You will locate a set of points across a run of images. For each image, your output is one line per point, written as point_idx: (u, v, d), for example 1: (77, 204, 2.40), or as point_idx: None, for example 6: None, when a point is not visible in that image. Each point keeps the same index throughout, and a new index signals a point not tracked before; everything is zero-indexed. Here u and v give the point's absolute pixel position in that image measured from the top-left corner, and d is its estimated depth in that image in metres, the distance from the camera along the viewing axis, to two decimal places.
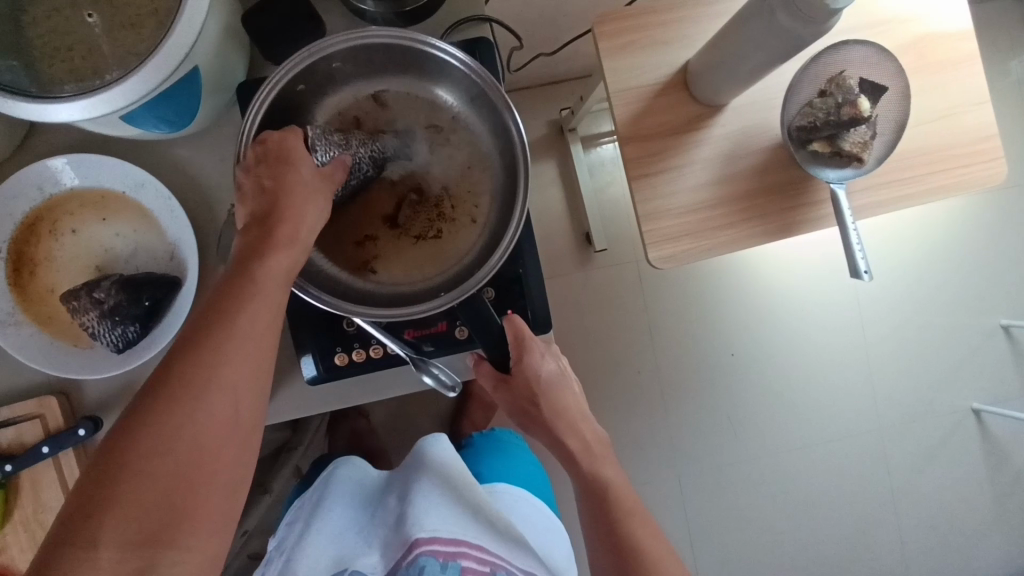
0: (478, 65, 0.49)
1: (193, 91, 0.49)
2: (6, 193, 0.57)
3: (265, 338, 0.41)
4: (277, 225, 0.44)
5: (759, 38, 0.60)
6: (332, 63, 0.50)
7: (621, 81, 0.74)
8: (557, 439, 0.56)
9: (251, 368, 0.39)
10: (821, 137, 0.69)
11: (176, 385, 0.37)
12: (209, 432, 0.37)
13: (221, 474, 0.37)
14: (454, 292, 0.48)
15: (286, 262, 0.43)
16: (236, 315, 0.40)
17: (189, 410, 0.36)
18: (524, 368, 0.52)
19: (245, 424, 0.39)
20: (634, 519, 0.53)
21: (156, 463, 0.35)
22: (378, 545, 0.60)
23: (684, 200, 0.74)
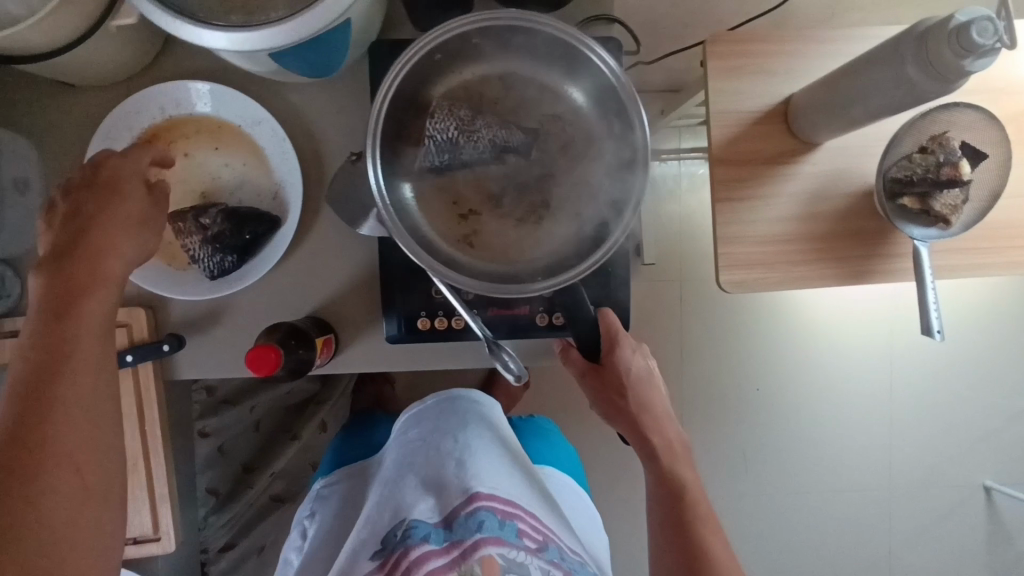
0: (616, 67, 0.50)
1: (340, 42, 0.50)
2: (131, 109, 0.58)
3: (96, 392, 0.47)
4: (92, 264, 0.49)
5: (881, 86, 0.60)
6: (472, 39, 0.52)
7: (722, 103, 0.75)
8: (641, 434, 0.57)
9: (84, 432, 0.45)
10: (914, 192, 0.69)
11: (16, 471, 0.42)
12: (62, 498, 0.43)
13: (82, 533, 0.44)
14: (550, 281, 0.50)
15: (102, 300, 0.49)
16: (66, 381, 0.46)
17: (35, 488, 0.43)
18: (616, 361, 0.55)
19: (93, 476, 0.45)
20: (706, 527, 0.55)
21: (15, 543, 0.41)
22: (433, 494, 0.62)
23: (764, 230, 0.75)
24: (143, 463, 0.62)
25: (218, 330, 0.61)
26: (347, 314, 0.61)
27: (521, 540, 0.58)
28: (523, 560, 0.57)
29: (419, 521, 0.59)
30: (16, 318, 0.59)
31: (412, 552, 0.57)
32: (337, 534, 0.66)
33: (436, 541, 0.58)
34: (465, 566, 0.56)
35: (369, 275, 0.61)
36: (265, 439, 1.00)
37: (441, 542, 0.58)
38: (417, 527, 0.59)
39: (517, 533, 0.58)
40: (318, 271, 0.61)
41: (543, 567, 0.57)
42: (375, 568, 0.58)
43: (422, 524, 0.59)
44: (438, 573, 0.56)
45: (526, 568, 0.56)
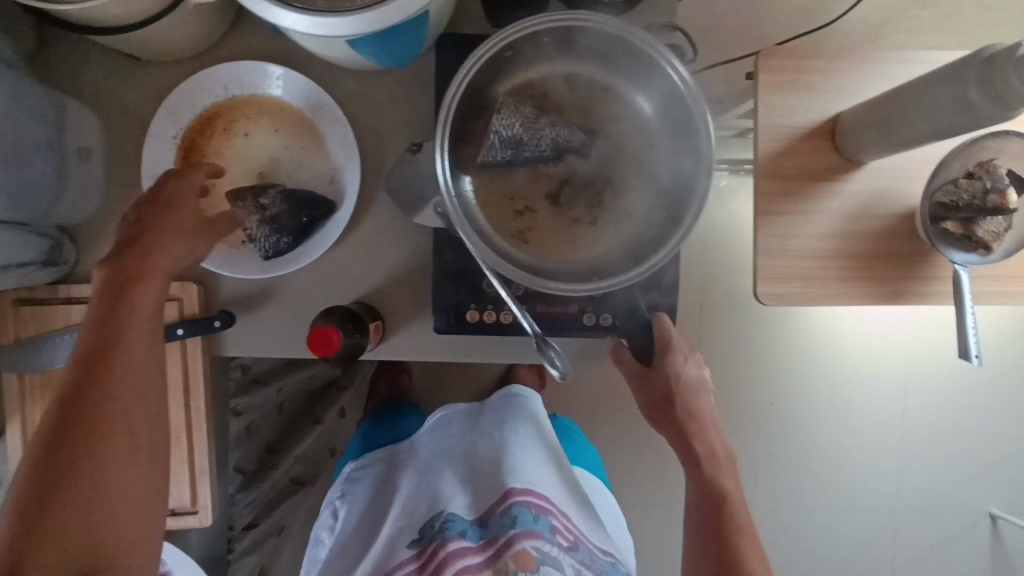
0: (690, 80, 0.49)
1: (417, 32, 0.50)
2: (197, 85, 0.59)
3: (148, 367, 0.48)
4: (145, 259, 0.49)
5: (938, 109, 0.61)
6: (544, 38, 0.51)
7: (771, 116, 0.75)
8: (686, 440, 0.58)
9: (138, 403, 0.47)
10: (958, 217, 0.70)
11: (70, 437, 0.44)
12: (113, 468, 0.45)
13: (128, 501, 0.45)
14: (605, 282, 0.50)
15: (154, 293, 0.49)
16: (119, 354, 0.46)
17: (91, 453, 0.44)
18: (666, 365, 0.56)
19: (143, 447, 0.47)
20: (746, 538, 0.55)
21: (74, 504, 0.43)
22: (470, 495, 0.65)
23: (803, 245, 0.76)
24: (186, 437, 0.63)
25: (268, 310, 0.62)
26: (397, 302, 0.62)
27: (554, 535, 0.60)
28: (557, 555, 0.58)
29: (455, 516, 0.62)
30: (72, 286, 0.60)
31: (448, 545, 0.60)
32: (367, 514, 0.68)
33: (472, 539, 0.61)
34: (499, 562, 0.58)
35: (420, 265, 0.62)
36: (288, 421, 1.01)
37: (477, 539, 0.61)
38: (453, 522, 0.61)
39: (550, 527, 0.60)
40: (371, 258, 0.62)
41: (575, 564, 0.59)
42: (411, 557, 0.61)
43: (459, 520, 0.62)
44: (472, 569, 0.59)
45: (559, 564, 0.58)
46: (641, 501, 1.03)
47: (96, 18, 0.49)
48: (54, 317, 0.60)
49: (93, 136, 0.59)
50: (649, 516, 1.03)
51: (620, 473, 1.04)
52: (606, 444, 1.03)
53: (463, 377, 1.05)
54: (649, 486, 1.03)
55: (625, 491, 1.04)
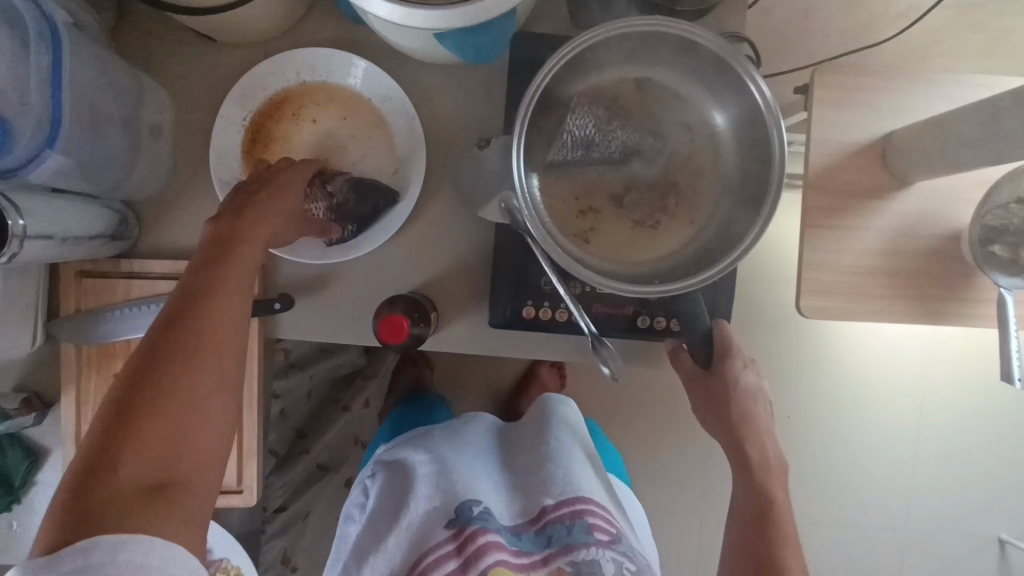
0: (769, 93, 0.49)
1: (501, 28, 0.51)
2: (269, 70, 0.60)
3: (241, 305, 0.47)
4: (248, 223, 0.50)
5: (999, 133, 0.60)
6: (624, 41, 0.52)
7: (823, 132, 0.76)
8: (739, 444, 0.58)
9: (233, 335, 0.46)
10: (1007, 241, 0.71)
11: (167, 354, 0.43)
12: (203, 391, 0.43)
13: (209, 429, 0.43)
14: (673, 284, 0.49)
15: (256, 249, 0.49)
16: (218, 287, 0.46)
17: (186, 370, 0.42)
18: (726, 371, 0.56)
19: (232, 378, 0.45)
20: (791, 548, 0.55)
21: (161, 416, 0.41)
22: (508, 500, 0.66)
23: (849, 261, 0.76)
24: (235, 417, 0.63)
25: (324, 295, 0.62)
26: (452, 295, 0.62)
27: (592, 535, 0.61)
28: (597, 554, 0.60)
29: (491, 513, 0.62)
30: (133, 261, 0.61)
31: (487, 534, 0.60)
32: (390, 492, 0.67)
33: (509, 541, 0.61)
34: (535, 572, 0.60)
35: (478, 259, 0.62)
36: (316, 408, 1.02)
37: (513, 544, 0.61)
38: (491, 518, 0.62)
39: (587, 529, 0.62)
40: (429, 249, 0.62)
41: (616, 557, 0.61)
42: (449, 536, 0.61)
43: (496, 520, 0.62)
44: (507, 563, 0.59)
45: (598, 562, 0.60)
46: (660, 507, 1.03)
47: None
48: (112, 291, 0.61)
49: (165, 113, 0.60)
50: (666, 522, 1.03)
51: (641, 479, 1.04)
52: (628, 448, 1.04)
53: (491, 374, 1.05)
54: (668, 493, 1.03)
55: (644, 496, 1.04)
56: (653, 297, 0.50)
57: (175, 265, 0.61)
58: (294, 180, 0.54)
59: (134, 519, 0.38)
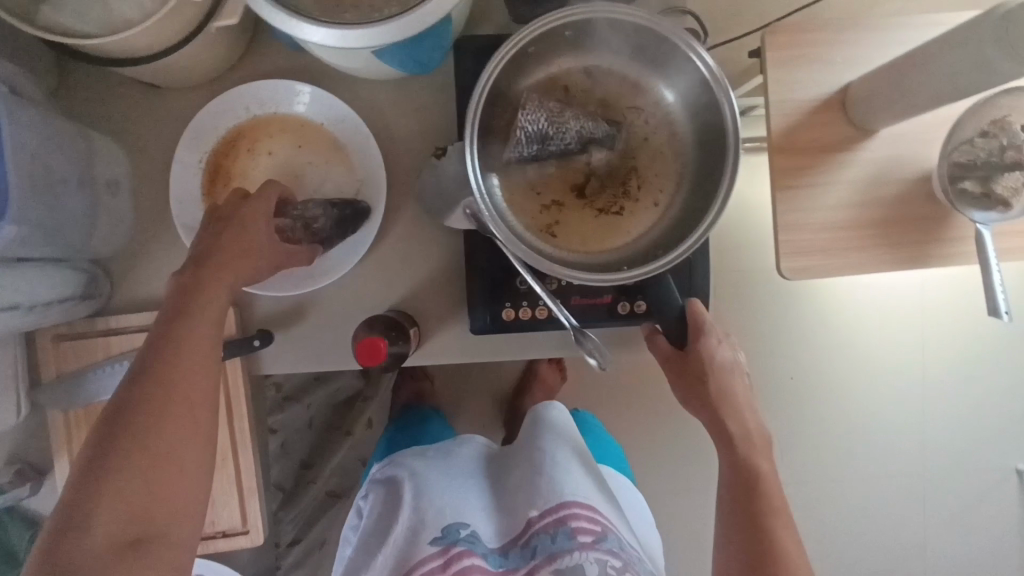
0: (714, 65, 0.49)
1: (440, 36, 0.50)
2: (218, 109, 0.59)
3: (206, 354, 0.50)
4: (214, 270, 0.51)
5: (956, 68, 0.59)
6: (564, 31, 0.52)
7: (781, 93, 0.74)
8: (720, 421, 0.58)
9: (199, 386, 0.49)
10: (976, 176, 0.69)
11: (137, 410, 0.46)
12: (173, 441, 0.46)
13: (181, 476, 0.47)
14: (639, 270, 0.49)
15: (219, 298, 0.51)
16: (182, 342, 0.49)
17: (155, 424, 0.46)
18: (702, 350, 0.55)
19: (200, 427, 0.48)
20: (779, 519, 0.56)
21: (134, 469, 0.45)
22: (495, 520, 0.68)
23: (824, 217, 0.75)
24: (232, 459, 0.63)
25: (303, 326, 0.62)
26: (429, 308, 0.62)
27: (576, 540, 0.61)
28: (578, 558, 0.60)
29: (477, 536, 0.64)
30: (109, 317, 0.60)
31: (472, 556, 0.62)
32: (384, 511, 0.68)
33: (493, 563, 0.63)
34: None
35: (450, 268, 0.62)
36: (319, 435, 1.02)
37: (497, 565, 0.63)
38: (477, 541, 0.64)
39: (570, 534, 0.62)
40: (402, 266, 0.62)
41: (601, 557, 0.60)
42: (435, 552, 0.62)
43: (481, 543, 0.64)
44: None
45: (582, 566, 0.60)
46: (672, 488, 1.03)
47: (121, 50, 0.49)
48: (91, 351, 0.60)
49: (120, 167, 0.60)
50: (680, 501, 1.03)
51: (650, 461, 1.03)
52: (632, 432, 1.04)
53: (489, 378, 1.05)
54: (678, 471, 1.03)
55: (657, 478, 1.03)
56: (617, 286, 0.50)
57: (150, 316, 0.60)
58: (260, 216, 0.53)
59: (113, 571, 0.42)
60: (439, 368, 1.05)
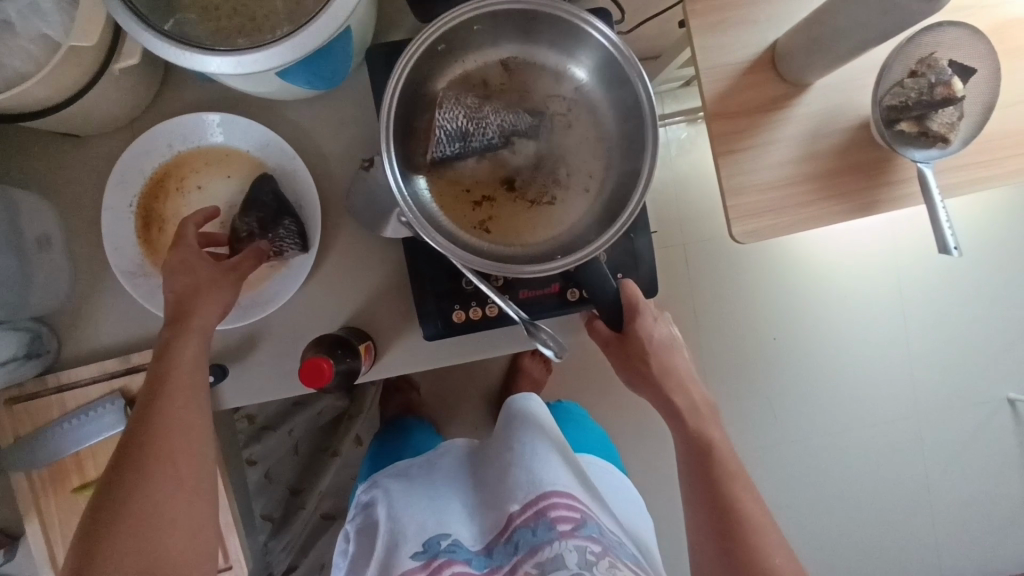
0: (622, 43, 0.49)
1: (342, 46, 0.50)
2: (139, 150, 0.59)
3: (193, 413, 0.51)
4: (185, 322, 0.53)
5: (860, 17, 0.57)
6: (473, 26, 0.51)
7: (709, 59, 0.68)
8: (666, 397, 0.59)
9: (181, 439, 0.50)
10: (911, 116, 0.64)
11: (121, 473, 0.48)
12: (164, 499, 0.48)
13: (176, 530, 0.48)
14: (571, 256, 0.49)
15: (193, 348, 0.53)
16: (163, 401, 0.50)
17: (139, 485, 0.47)
18: (638, 329, 0.57)
19: (188, 480, 0.50)
20: (739, 483, 0.57)
21: (125, 533, 0.46)
22: (476, 523, 0.68)
23: (769, 176, 0.68)
24: None
25: (256, 355, 0.61)
26: (380, 320, 0.62)
27: (555, 529, 0.61)
28: (560, 547, 0.60)
29: (460, 542, 0.65)
30: (58, 373, 0.60)
31: (453, 565, 0.62)
32: (366, 531, 0.69)
33: (477, 565, 0.63)
34: None
35: (396, 278, 0.62)
36: (306, 460, 1.01)
37: (482, 566, 0.63)
38: (459, 547, 0.64)
39: (550, 525, 0.62)
40: (346, 282, 0.62)
41: (580, 544, 0.60)
42: (417, 566, 0.62)
43: (464, 548, 0.64)
44: None
45: (562, 556, 0.59)
46: (663, 462, 1.04)
47: (19, 107, 0.48)
48: (46, 410, 0.60)
49: (49, 223, 0.59)
50: (669, 475, 1.04)
51: (635, 441, 1.05)
52: (613, 415, 1.05)
53: (471, 379, 1.05)
54: (664, 446, 1.04)
55: (647, 456, 1.05)
56: (554, 273, 0.49)
57: (101, 366, 0.60)
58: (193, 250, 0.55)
59: None
60: (421, 376, 1.04)
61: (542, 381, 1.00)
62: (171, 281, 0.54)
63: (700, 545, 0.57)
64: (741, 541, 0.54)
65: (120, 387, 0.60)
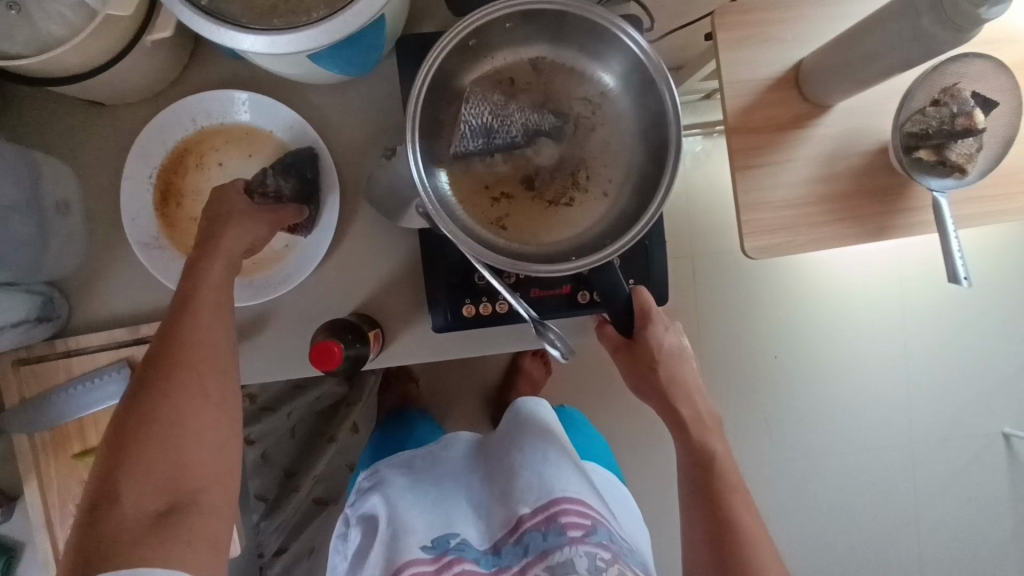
0: (652, 51, 0.50)
1: (374, 34, 0.50)
2: (162, 124, 0.59)
3: (221, 329, 0.51)
4: (213, 243, 0.52)
5: (887, 42, 0.57)
6: (506, 23, 0.52)
7: (734, 74, 0.68)
8: (670, 406, 0.59)
9: (207, 355, 0.49)
10: (930, 144, 0.64)
11: (151, 382, 0.47)
12: (192, 413, 0.47)
13: (204, 440, 0.47)
14: (586, 258, 0.49)
15: (220, 269, 0.52)
16: (189, 319, 0.49)
17: (167, 395, 0.47)
18: (648, 336, 0.57)
19: (214, 394, 0.49)
20: (736, 495, 0.57)
21: (152, 441, 0.45)
22: (483, 522, 0.68)
23: (785, 194, 0.69)
24: None
25: (265, 335, 0.62)
26: (391, 309, 0.62)
27: (566, 535, 0.61)
28: (571, 552, 0.60)
29: (469, 541, 0.65)
30: (68, 338, 0.60)
31: (462, 563, 0.63)
32: (366, 518, 0.69)
33: (485, 565, 0.64)
34: None
35: (409, 268, 0.62)
36: (302, 444, 1.02)
37: (490, 566, 0.63)
38: (468, 547, 0.65)
39: (561, 530, 0.62)
40: (360, 268, 0.62)
41: (591, 551, 0.60)
42: (427, 560, 0.62)
43: (473, 547, 0.65)
44: None
45: (573, 562, 0.60)
46: (657, 471, 1.05)
47: (50, 70, 0.49)
48: (54, 373, 0.60)
49: (69, 189, 0.59)
50: (663, 485, 1.05)
51: (631, 448, 1.05)
52: (611, 421, 1.05)
53: (472, 374, 1.05)
54: (660, 455, 1.05)
55: (641, 464, 1.05)
56: (568, 275, 0.50)
57: (109, 335, 0.60)
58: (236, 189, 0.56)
59: (147, 543, 0.42)
60: (422, 368, 1.05)
61: (543, 382, 1.01)
62: (208, 211, 0.55)
63: (695, 554, 0.57)
64: (736, 554, 0.54)
65: (127, 357, 0.60)
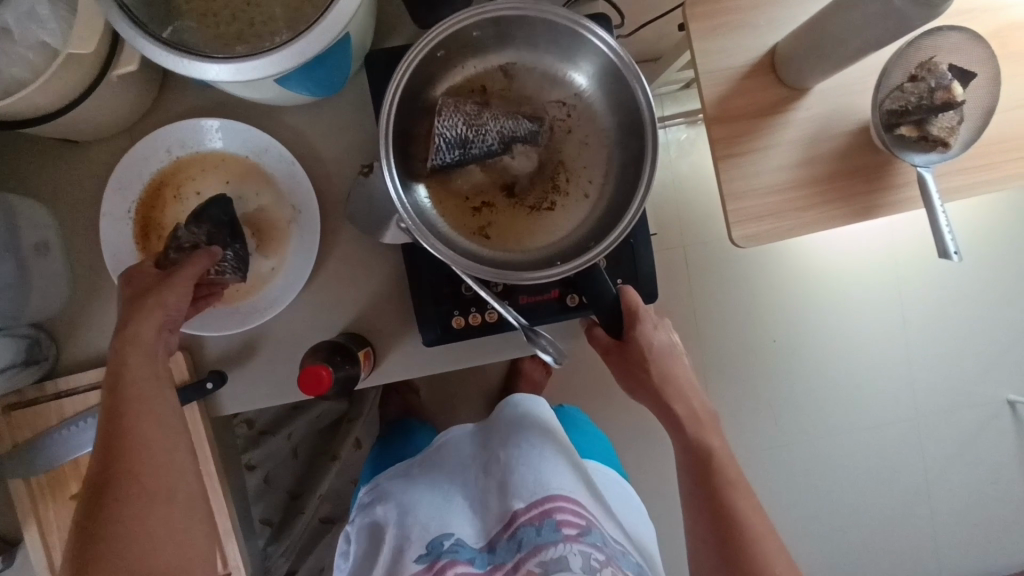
0: (624, 51, 0.49)
1: (341, 54, 0.50)
2: (137, 156, 0.58)
3: (155, 427, 0.50)
4: (125, 331, 0.51)
5: (856, 23, 0.57)
6: (473, 32, 0.51)
7: (709, 63, 0.67)
8: (666, 404, 0.59)
9: (146, 452, 0.49)
10: (911, 121, 0.64)
11: (95, 497, 0.47)
12: (143, 516, 0.47)
13: (162, 539, 0.47)
14: (571, 263, 0.49)
15: (141, 362, 0.51)
16: (120, 422, 0.49)
17: (115, 507, 0.47)
18: (638, 336, 0.56)
19: (162, 488, 0.49)
20: (737, 489, 0.57)
21: (110, 555, 0.45)
22: (479, 518, 0.68)
23: (768, 180, 0.68)
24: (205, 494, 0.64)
25: (255, 361, 0.61)
26: (380, 325, 0.62)
27: (560, 532, 0.62)
28: (564, 550, 0.60)
29: (464, 541, 0.65)
30: (57, 380, 0.60)
31: (457, 565, 0.62)
32: (368, 535, 0.69)
33: (481, 566, 0.63)
34: None
35: (396, 282, 0.62)
36: (305, 464, 1.01)
37: (485, 565, 0.63)
38: (462, 547, 0.64)
39: (556, 527, 0.62)
40: (347, 287, 0.62)
41: (584, 549, 0.60)
42: (421, 570, 0.62)
43: (467, 547, 0.65)
44: None
45: (567, 559, 0.60)
46: (662, 463, 1.04)
47: (17, 114, 0.48)
48: (45, 417, 0.60)
49: (48, 230, 0.59)
50: (669, 477, 1.04)
51: (636, 442, 1.05)
52: (614, 417, 1.05)
53: (471, 381, 1.05)
54: (665, 448, 1.04)
55: (646, 458, 1.05)
56: (556, 280, 0.49)
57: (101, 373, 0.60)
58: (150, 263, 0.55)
59: None
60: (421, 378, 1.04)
61: (542, 384, 1.00)
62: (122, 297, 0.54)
63: (700, 552, 0.57)
64: (741, 549, 0.54)
65: None
